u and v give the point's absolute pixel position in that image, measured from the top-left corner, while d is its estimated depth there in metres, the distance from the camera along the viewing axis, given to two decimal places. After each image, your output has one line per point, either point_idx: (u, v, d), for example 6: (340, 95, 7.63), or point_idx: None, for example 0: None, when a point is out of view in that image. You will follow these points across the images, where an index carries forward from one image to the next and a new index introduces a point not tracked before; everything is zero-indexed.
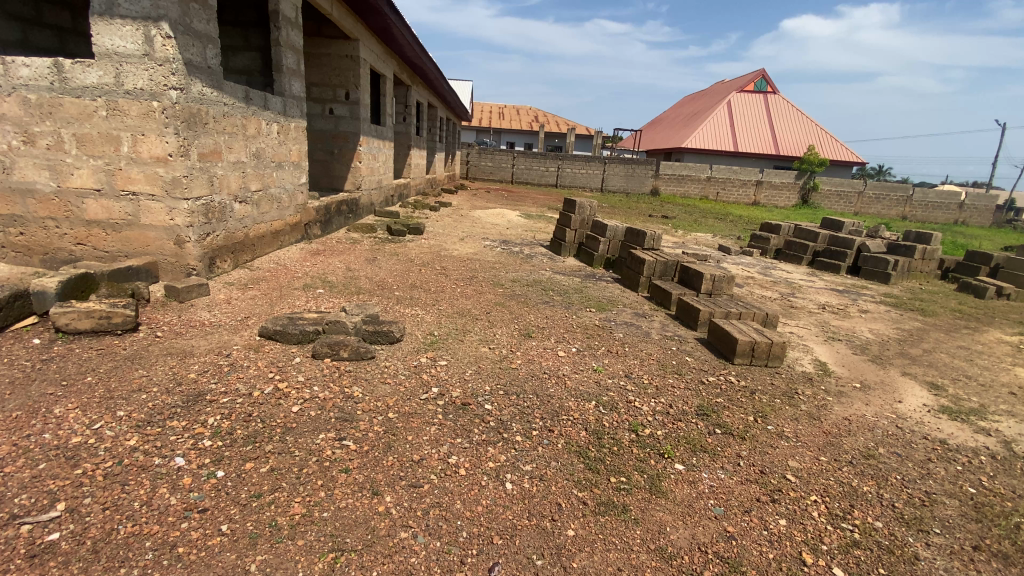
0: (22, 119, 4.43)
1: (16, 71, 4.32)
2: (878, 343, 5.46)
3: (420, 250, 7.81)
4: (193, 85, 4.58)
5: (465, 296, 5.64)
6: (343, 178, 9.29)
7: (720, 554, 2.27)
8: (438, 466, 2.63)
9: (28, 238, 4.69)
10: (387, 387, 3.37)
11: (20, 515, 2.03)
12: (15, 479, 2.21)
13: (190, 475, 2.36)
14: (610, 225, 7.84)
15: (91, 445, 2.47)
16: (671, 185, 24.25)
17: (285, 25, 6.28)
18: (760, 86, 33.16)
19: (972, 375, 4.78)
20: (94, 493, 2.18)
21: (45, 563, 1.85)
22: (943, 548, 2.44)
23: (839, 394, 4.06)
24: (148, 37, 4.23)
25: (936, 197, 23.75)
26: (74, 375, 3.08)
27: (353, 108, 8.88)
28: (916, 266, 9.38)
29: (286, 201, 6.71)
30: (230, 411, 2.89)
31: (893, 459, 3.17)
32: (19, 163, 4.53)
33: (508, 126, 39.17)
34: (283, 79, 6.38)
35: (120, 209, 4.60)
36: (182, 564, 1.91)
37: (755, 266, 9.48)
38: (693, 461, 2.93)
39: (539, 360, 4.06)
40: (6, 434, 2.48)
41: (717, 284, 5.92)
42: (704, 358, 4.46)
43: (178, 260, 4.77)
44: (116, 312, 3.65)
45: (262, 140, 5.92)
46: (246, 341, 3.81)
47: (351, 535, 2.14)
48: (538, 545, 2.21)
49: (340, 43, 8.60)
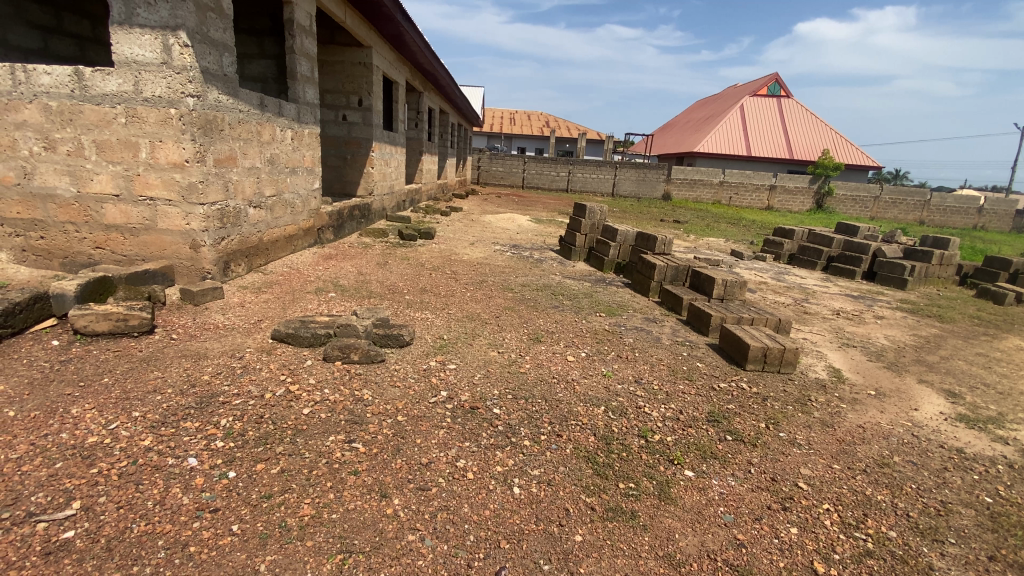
0: (43, 125, 4.54)
1: (37, 79, 4.45)
2: (893, 350, 5.36)
3: (430, 255, 7.85)
4: (210, 92, 4.67)
5: (475, 300, 5.66)
6: (356, 183, 9.39)
7: (729, 562, 2.24)
8: (446, 470, 2.63)
9: (48, 243, 4.81)
10: (397, 390, 3.40)
11: (37, 512, 2.07)
12: (33, 477, 2.26)
13: (202, 475, 2.39)
14: (621, 230, 7.87)
15: (107, 445, 2.53)
16: (683, 189, 24.14)
17: (299, 33, 6.38)
18: (773, 89, 32.98)
19: (992, 383, 4.66)
20: (110, 492, 2.22)
21: (60, 560, 1.88)
22: (958, 558, 2.39)
23: (852, 401, 4.00)
24: (166, 46, 4.33)
25: (954, 202, 22.82)
26: (91, 377, 3.15)
27: (366, 115, 8.97)
28: (933, 271, 9.21)
29: (300, 206, 6.80)
30: (242, 412, 2.93)
31: (908, 468, 3.11)
32: (40, 168, 4.64)
33: (518, 132, 39.32)
34: (297, 86, 6.48)
35: (138, 214, 4.70)
36: (193, 563, 1.93)
37: (767, 271, 9.41)
38: (703, 467, 2.91)
39: (549, 365, 4.06)
40: (24, 434, 2.54)
41: (729, 289, 5.88)
42: (714, 364, 4.43)
43: (194, 264, 4.86)
44: (132, 315, 3.73)
45: (276, 146, 6.01)
46: (259, 344, 3.86)
47: (360, 537, 2.15)
48: (545, 550, 2.20)
49: (353, 51, 8.70)
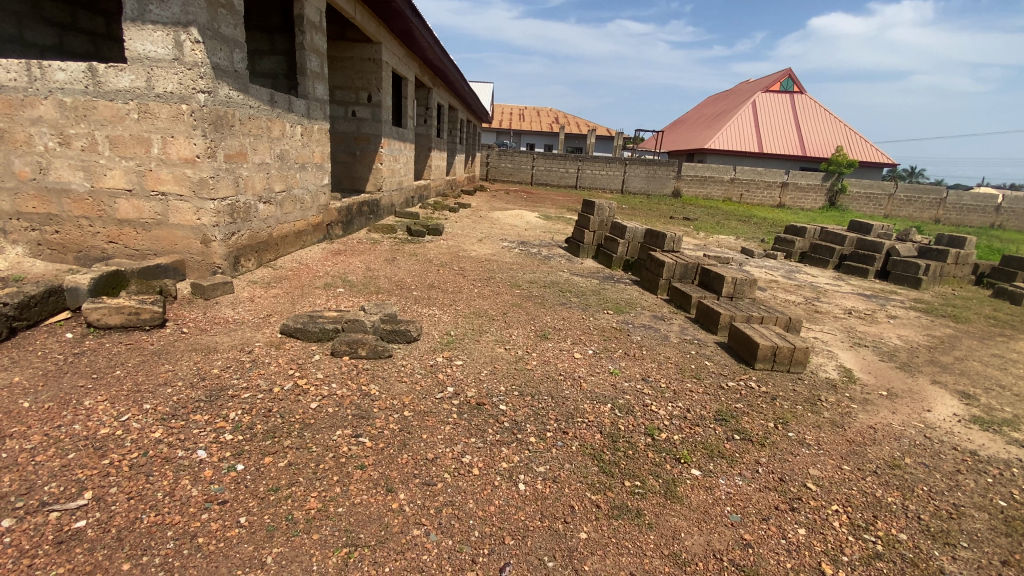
0: (58, 121, 4.60)
1: (52, 75, 4.50)
2: (906, 350, 5.28)
3: (438, 251, 7.86)
4: (220, 88, 4.69)
5: (482, 296, 5.65)
6: (365, 179, 9.43)
7: (736, 562, 2.22)
8: (451, 465, 2.64)
9: (63, 237, 4.88)
10: (404, 385, 3.41)
11: (49, 502, 2.11)
12: (46, 467, 2.30)
13: (211, 468, 2.41)
14: (629, 227, 7.81)
15: (118, 436, 2.56)
16: (693, 187, 23.96)
17: (309, 30, 6.40)
18: (787, 85, 32.45)
19: (1007, 385, 4.57)
20: (120, 483, 2.25)
21: (71, 549, 1.91)
22: (971, 562, 2.35)
23: (863, 402, 3.94)
24: (178, 42, 4.36)
25: (971, 200, 22.47)
26: (104, 369, 3.19)
27: (375, 111, 9.00)
28: (949, 271, 9.04)
29: (309, 201, 6.83)
30: (250, 406, 2.95)
31: (919, 470, 3.06)
32: (55, 163, 4.71)
33: (528, 128, 39.17)
34: (307, 82, 6.51)
35: (150, 208, 4.75)
36: (202, 554, 1.95)
37: (778, 269, 9.30)
38: (710, 467, 2.89)
39: (555, 362, 4.05)
40: (38, 425, 2.58)
41: (739, 287, 5.83)
42: (724, 363, 4.39)
43: (205, 259, 4.90)
44: (144, 309, 3.77)
45: (287, 141, 6.04)
46: (268, 339, 3.89)
47: (365, 531, 2.16)
48: (550, 547, 2.20)
49: (363, 47, 8.72)
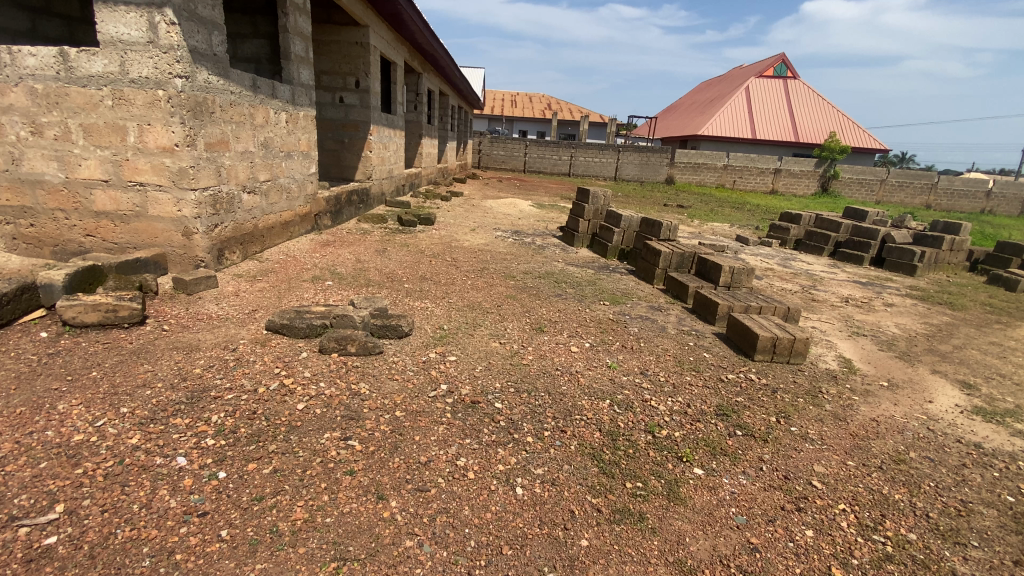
0: (29, 109, 4.38)
1: (21, 60, 4.26)
2: (905, 339, 5.22)
3: (430, 241, 7.69)
4: (199, 73, 4.46)
5: (475, 288, 5.53)
6: (354, 167, 9.20)
7: (743, 568, 2.14)
8: (445, 469, 2.53)
9: (38, 230, 4.67)
10: (395, 383, 3.28)
11: (19, 516, 1.97)
12: (16, 478, 2.15)
13: (191, 476, 2.28)
14: (624, 216, 7.68)
15: (93, 443, 2.42)
16: (686, 174, 23.70)
17: (293, 11, 6.13)
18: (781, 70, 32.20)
19: (1007, 374, 4.52)
20: (94, 494, 2.12)
21: (41, 568, 1.79)
22: (982, 562, 2.28)
23: (865, 393, 3.87)
24: (152, 23, 4.13)
25: (962, 185, 22.46)
26: (79, 371, 3.03)
27: (363, 97, 8.74)
28: (943, 258, 8.97)
29: (296, 191, 6.62)
30: (234, 408, 2.82)
31: (925, 465, 2.99)
32: (27, 154, 4.49)
33: (521, 114, 38.76)
34: (292, 67, 6.25)
35: (128, 200, 4.55)
36: (180, 572, 1.83)
37: (773, 257, 9.22)
38: (713, 465, 2.80)
39: (552, 357, 3.93)
40: (8, 432, 2.43)
41: (736, 276, 5.74)
42: (723, 355, 4.30)
43: (187, 252, 4.73)
44: (122, 305, 3.61)
45: (271, 129, 5.82)
46: (253, 335, 3.74)
47: (354, 543, 2.05)
48: (550, 557, 2.09)
49: (350, 30, 8.43)
